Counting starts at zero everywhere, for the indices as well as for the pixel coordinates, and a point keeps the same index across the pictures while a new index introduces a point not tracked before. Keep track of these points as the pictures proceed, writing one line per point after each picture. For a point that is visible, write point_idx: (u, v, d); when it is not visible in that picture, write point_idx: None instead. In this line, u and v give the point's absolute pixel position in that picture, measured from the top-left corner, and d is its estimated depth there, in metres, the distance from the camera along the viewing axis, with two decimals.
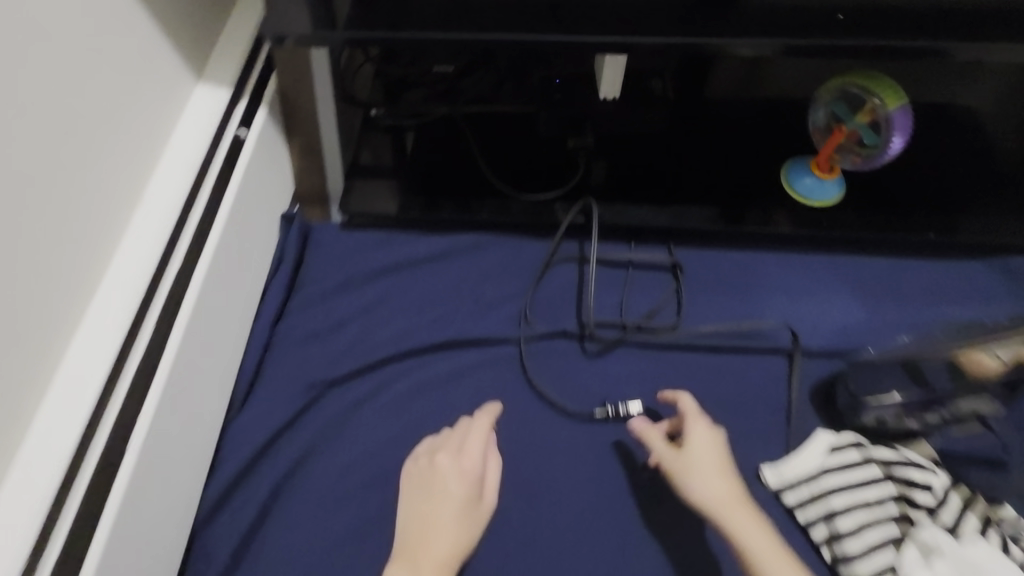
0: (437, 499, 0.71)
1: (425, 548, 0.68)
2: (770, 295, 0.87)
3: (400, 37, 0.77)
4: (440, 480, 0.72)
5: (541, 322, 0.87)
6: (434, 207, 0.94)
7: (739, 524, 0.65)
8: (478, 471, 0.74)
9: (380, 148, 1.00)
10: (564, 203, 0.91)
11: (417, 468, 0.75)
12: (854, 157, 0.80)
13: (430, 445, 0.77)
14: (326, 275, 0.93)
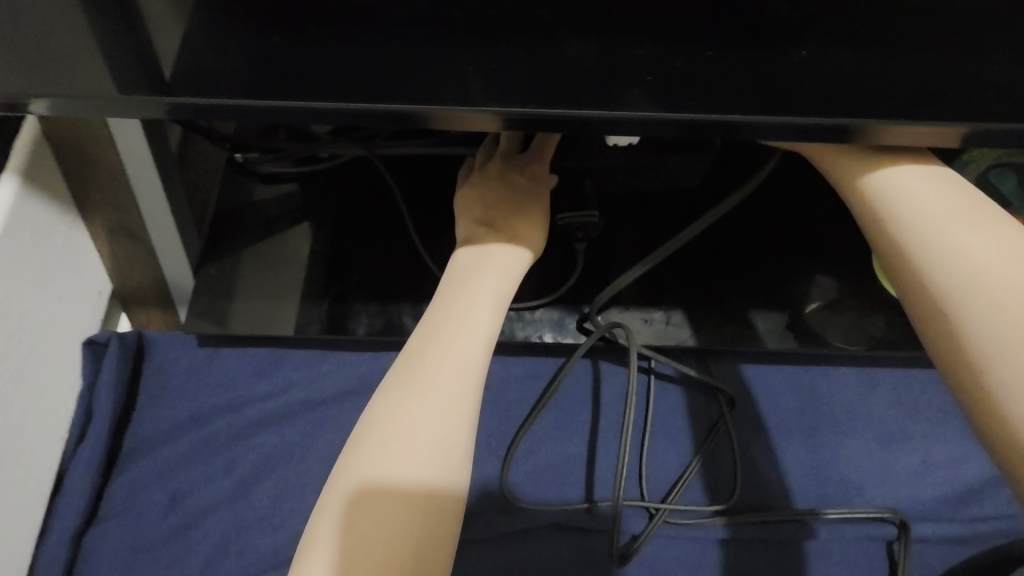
0: (538, 194, 0.50)
1: (434, 359, 0.40)
2: (845, 437, 0.61)
3: (245, 100, 0.35)
4: (504, 213, 0.48)
5: (533, 496, 0.57)
6: (345, 322, 0.58)
7: (939, 216, 0.39)
8: (531, 181, 0.51)
9: (254, 210, 0.63)
10: (563, 312, 0.59)
11: (481, 220, 0.48)
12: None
13: (474, 194, 0.50)
14: (176, 431, 0.59)
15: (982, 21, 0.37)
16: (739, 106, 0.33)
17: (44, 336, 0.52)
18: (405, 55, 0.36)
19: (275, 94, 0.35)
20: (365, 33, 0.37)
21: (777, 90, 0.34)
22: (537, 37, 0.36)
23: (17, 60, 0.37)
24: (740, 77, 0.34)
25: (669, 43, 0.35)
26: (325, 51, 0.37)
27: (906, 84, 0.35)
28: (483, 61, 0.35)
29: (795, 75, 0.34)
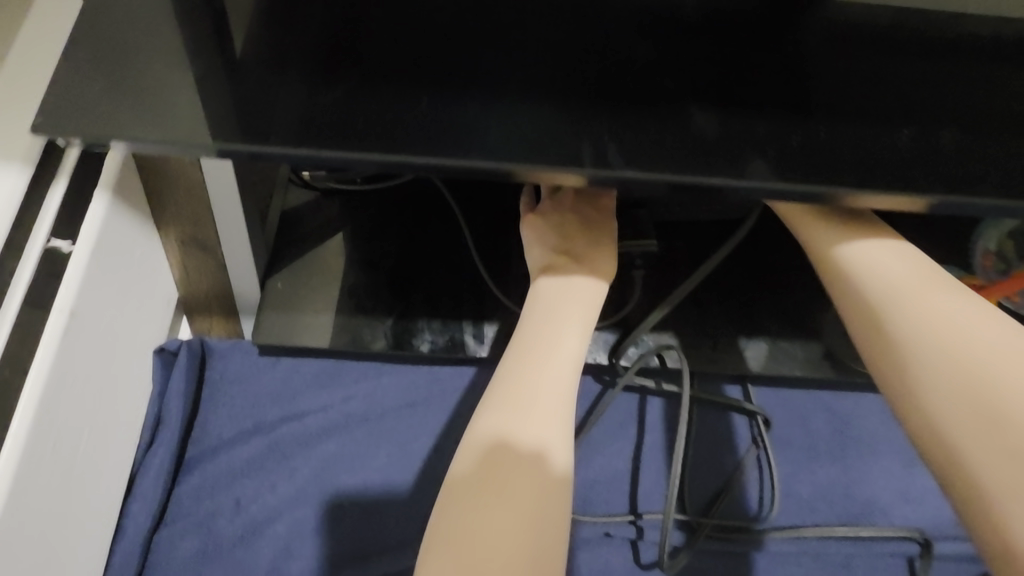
0: (610, 225, 0.54)
1: (531, 379, 0.43)
2: (870, 460, 0.65)
3: (367, 146, 0.37)
4: (580, 244, 0.52)
5: (580, 513, 0.60)
6: (400, 334, 0.61)
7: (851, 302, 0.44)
8: (600, 214, 0.54)
9: (311, 225, 0.65)
10: (613, 337, 0.63)
11: (560, 250, 0.51)
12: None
13: (547, 224, 0.53)
14: (238, 437, 0.60)
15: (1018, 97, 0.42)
16: (820, 178, 0.36)
17: (124, 346, 0.54)
18: (518, 115, 0.38)
19: (391, 146, 0.37)
20: (476, 91, 0.40)
21: (864, 167, 0.37)
22: (633, 105, 0.39)
23: (138, 84, 0.39)
24: (821, 151, 0.37)
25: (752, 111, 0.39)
26: (436, 103, 0.39)
27: (968, 155, 0.38)
28: (588, 122, 0.38)
29: (880, 154, 0.38)
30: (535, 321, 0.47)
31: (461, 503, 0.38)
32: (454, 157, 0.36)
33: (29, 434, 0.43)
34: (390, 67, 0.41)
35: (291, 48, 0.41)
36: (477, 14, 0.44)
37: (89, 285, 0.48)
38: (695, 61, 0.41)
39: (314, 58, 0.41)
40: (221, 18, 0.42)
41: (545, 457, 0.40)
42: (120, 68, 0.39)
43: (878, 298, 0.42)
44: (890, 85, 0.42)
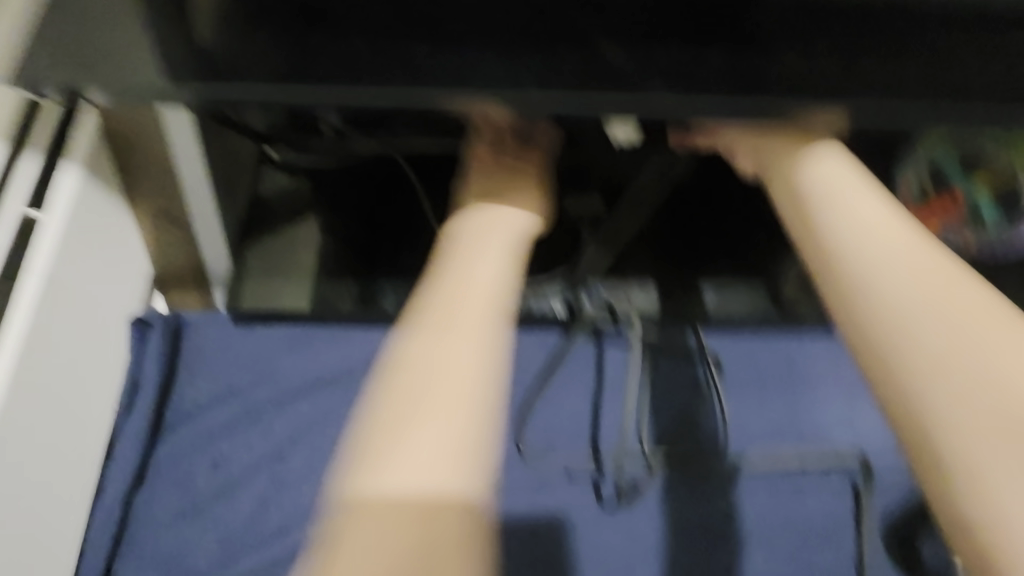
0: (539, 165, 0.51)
1: (426, 348, 0.33)
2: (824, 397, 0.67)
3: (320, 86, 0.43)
4: (509, 184, 0.47)
5: (543, 458, 0.63)
6: (373, 295, 0.68)
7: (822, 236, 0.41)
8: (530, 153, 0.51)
9: (285, 203, 0.70)
10: (571, 290, 0.69)
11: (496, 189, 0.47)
12: (964, 232, 0.62)
13: (483, 178, 0.48)
14: (214, 400, 0.63)
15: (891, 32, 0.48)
16: (702, 100, 0.44)
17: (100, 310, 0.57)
18: (453, 59, 0.44)
19: (342, 85, 0.43)
20: (415, 38, 0.44)
21: (757, 91, 0.45)
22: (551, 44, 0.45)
23: (111, 44, 0.44)
24: (709, 80, 0.45)
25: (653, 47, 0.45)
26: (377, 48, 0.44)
27: (832, 82, 0.46)
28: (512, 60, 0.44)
29: (771, 81, 0.45)
30: (448, 267, 0.37)
31: (341, 521, 0.29)
32: (398, 91, 0.43)
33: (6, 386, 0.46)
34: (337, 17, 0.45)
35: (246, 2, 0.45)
36: None
37: (63, 251, 0.51)
38: (614, 7, 0.46)
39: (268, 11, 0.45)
40: None
41: (446, 447, 0.30)
42: (96, 32, 0.45)
43: (911, 298, 0.35)
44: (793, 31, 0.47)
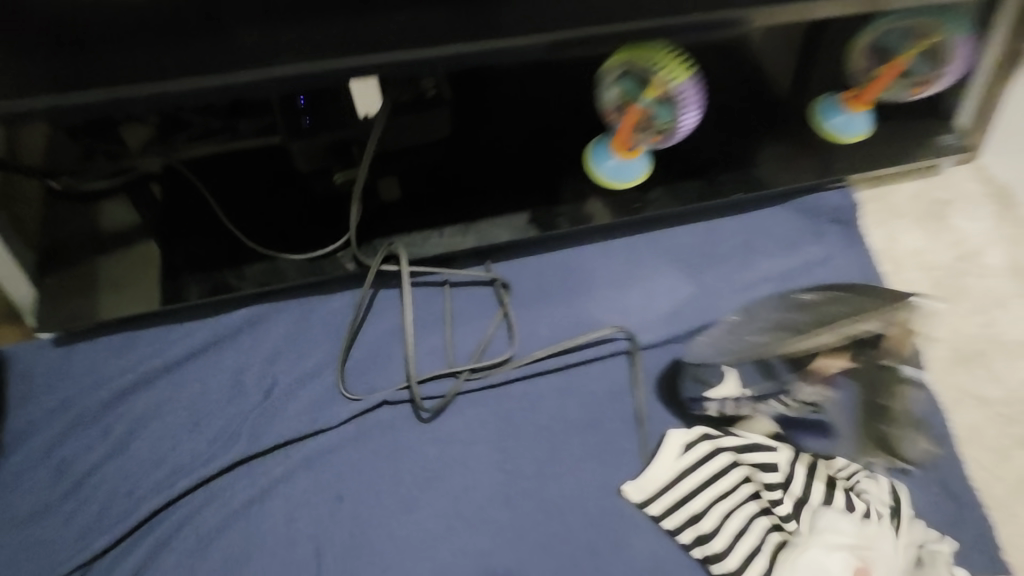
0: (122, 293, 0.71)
1: None
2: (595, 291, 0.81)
3: (59, 101, 0.56)
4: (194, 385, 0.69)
5: (363, 394, 0.73)
6: (178, 288, 0.73)
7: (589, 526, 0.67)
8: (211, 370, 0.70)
9: (83, 226, 0.76)
10: (359, 248, 0.76)
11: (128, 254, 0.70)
12: (653, 137, 0.75)
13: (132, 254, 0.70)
14: (51, 414, 0.68)
15: None
16: (355, 57, 0.60)
17: None
18: (159, 63, 0.58)
19: (75, 94, 0.57)
20: (120, 50, 0.57)
21: (394, 44, 0.61)
22: (226, 35, 0.59)
23: None
24: (353, 42, 0.60)
25: (313, 27, 0.60)
26: (93, 64, 0.57)
27: (459, 27, 0.62)
28: (202, 56, 0.58)
29: (404, 34, 0.61)
30: None
31: None
32: (118, 92, 0.57)
33: None
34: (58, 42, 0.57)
35: None
36: None
37: None
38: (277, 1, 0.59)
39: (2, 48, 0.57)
40: None
41: None
42: None
43: None
44: None
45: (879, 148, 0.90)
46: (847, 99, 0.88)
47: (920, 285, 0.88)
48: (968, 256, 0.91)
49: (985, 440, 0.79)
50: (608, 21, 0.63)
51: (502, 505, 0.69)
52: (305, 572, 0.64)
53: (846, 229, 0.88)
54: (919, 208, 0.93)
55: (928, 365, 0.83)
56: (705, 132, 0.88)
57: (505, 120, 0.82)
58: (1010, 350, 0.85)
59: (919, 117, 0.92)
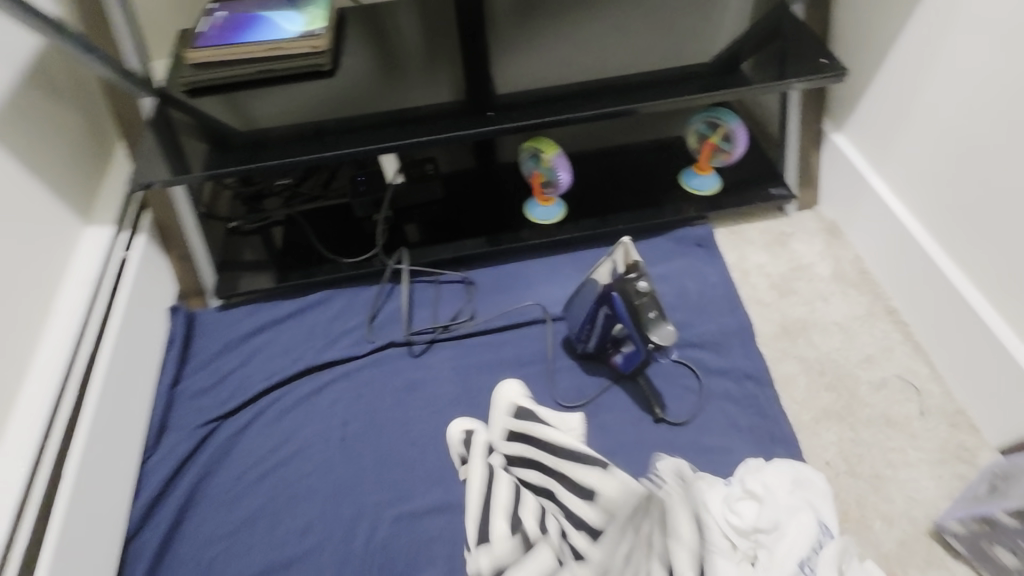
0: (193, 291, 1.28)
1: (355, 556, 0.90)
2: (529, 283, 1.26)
3: (245, 167, 1.18)
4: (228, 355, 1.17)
5: (379, 338, 1.20)
6: (287, 278, 1.29)
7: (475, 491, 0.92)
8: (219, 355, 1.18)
9: (242, 247, 1.35)
10: (386, 255, 1.29)
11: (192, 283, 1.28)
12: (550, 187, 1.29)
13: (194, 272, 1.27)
14: (211, 344, 1.22)
15: (464, 117, 1.27)
16: (386, 144, 1.21)
17: (154, 302, 1.21)
18: (293, 151, 1.21)
19: (252, 163, 1.18)
20: (277, 147, 1.21)
21: (404, 138, 1.22)
22: (326, 140, 1.22)
23: (155, 169, 1.17)
24: (386, 138, 1.22)
25: (367, 135, 1.23)
26: (264, 153, 1.20)
27: (440, 130, 1.24)
28: (313, 148, 1.21)
29: (410, 133, 1.23)
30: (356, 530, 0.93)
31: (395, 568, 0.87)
32: (273, 162, 1.19)
33: (119, 321, 1.09)
34: (250, 146, 1.22)
35: (213, 145, 1.22)
36: (277, 130, 1.25)
37: (139, 268, 1.18)
38: (353, 128, 1.25)
39: (226, 148, 1.22)
40: (181, 157, 1.20)
41: None
42: (156, 163, 1.19)
43: None
44: (428, 120, 1.26)
45: (728, 197, 1.34)
46: (698, 168, 1.36)
47: (761, 284, 1.26)
48: (801, 268, 1.28)
49: (795, 385, 1.12)
50: (513, 124, 1.24)
51: (455, 404, 1.11)
52: (335, 433, 1.08)
53: (707, 249, 1.29)
54: (767, 237, 1.34)
55: (761, 336, 1.19)
56: (607, 190, 1.37)
57: (477, 187, 1.39)
58: (824, 328, 1.19)
59: (758, 179, 1.36)
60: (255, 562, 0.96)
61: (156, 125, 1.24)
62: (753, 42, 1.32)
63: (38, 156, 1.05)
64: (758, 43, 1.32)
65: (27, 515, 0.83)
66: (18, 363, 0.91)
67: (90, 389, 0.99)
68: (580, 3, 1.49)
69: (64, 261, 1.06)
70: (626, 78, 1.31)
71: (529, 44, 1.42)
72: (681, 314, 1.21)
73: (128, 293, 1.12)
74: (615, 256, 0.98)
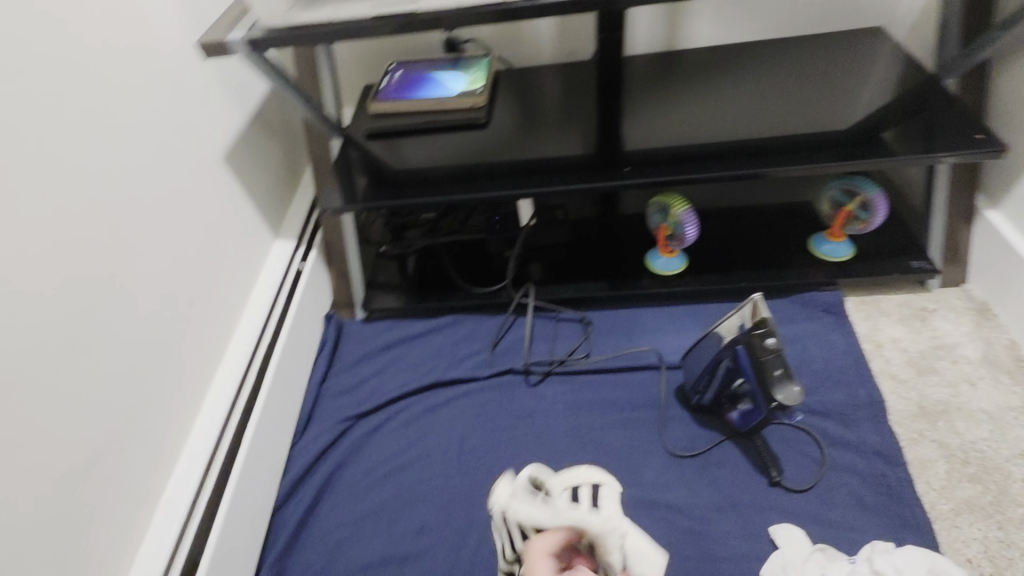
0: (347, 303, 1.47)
1: None
2: (646, 329, 1.31)
3: (399, 201, 1.36)
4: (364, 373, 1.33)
5: (498, 364, 1.30)
6: (423, 300, 1.44)
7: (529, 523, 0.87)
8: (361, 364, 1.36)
9: (387, 269, 1.54)
10: (512, 289, 1.41)
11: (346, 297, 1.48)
12: (675, 240, 1.34)
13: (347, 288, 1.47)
14: (355, 350, 1.39)
15: (596, 170, 1.37)
16: (524, 188, 1.34)
17: (317, 307, 1.41)
18: (443, 190, 1.37)
19: (407, 199, 1.36)
20: (430, 187, 1.39)
21: (542, 184, 1.35)
22: (471, 183, 1.38)
23: (331, 197, 1.39)
24: (525, 183, 1.36)
25: (508, 180, 1.37)
26: (419, 190, 1.38)
27: (573, 180, 1.35)
28: (459, 189, 1.37)
29: (547, 181, 1.36)
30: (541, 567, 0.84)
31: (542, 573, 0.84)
32: (424, 198, 1.36)
33: (293, 319, 1.28)
34: (406, 184, 1.40)
35: (376, 181, 1.42)
36: (431, 171, 1.43)
37: (309, 278, 1.39)
38: (496, 174, 1.39)
39: (386, 184, 1.41)
40: (351, 189, 1.41)
41: None
42: (335, 190, 1.41)
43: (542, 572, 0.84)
44: (560, 171, 1.38)
45: (862, 265, 1.31)
46: (829, 234, 1.34)
47: (896, 358, 1.20)
48: (943, 346, 1.21)
49: (931, 470, 1.05)
50: (643, 178, 1.32)
51: (565, 434, 1.17)
52: (453, 446, 1.18)
53: (835, 315, 1.26)
54: (905, 310, 1.28)
55: (894, 413, 1.13)
56: (731, 247, 1.39)
57: (601, 234, 1.48)
58: (969, 414, 1.11)
59: (896, 250, 1.32)
60: (374, 551, 1.06)
61: (336, 161, 1.47)
62: (896, 113, 1.32)
63: (252, 179, 1.31)
64: (902, 116, 1.31)
65: (214, 467, 1.00)
66: (218, 345, 1.12)
67: (268, 371, 1.18)
68: (716, 71, 1.56)
69: (258, 266, 1.28)
70: (760, 142, 1.35)
71: (663, 105, 1.51)
72: (805, 378, 1.18)
73: (300, 298, 1.32)
74: (742, 310, 1.00)
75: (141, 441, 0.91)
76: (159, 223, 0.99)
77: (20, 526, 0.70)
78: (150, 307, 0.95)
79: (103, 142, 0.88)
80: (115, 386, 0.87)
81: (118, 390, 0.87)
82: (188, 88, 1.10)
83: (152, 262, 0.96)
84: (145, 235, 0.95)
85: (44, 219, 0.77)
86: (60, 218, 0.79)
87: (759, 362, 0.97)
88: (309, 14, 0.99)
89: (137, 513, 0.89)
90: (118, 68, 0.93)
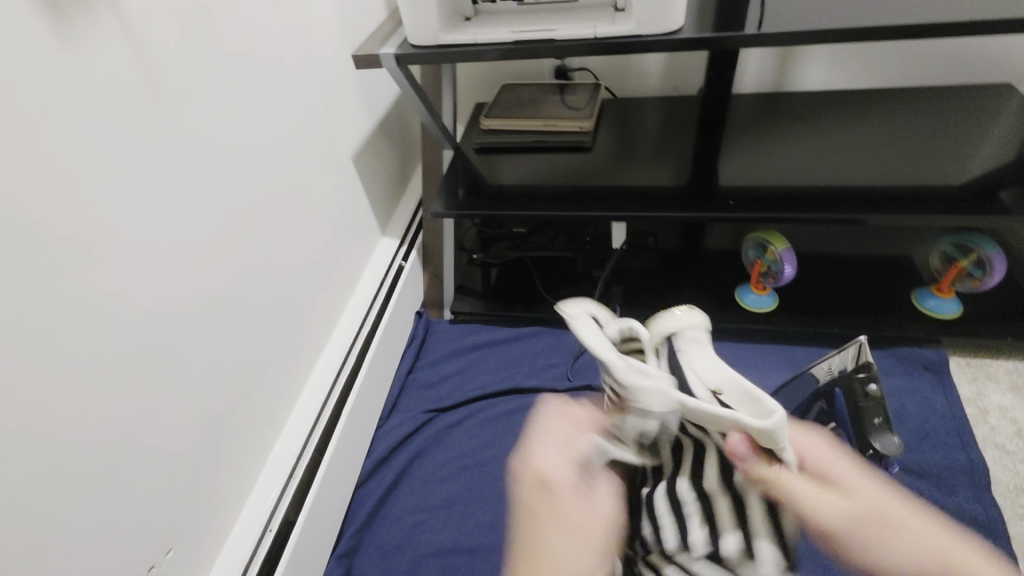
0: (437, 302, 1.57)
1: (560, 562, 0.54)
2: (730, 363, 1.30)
3: (494, 211, 1.44)
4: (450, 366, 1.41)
5: (577, 378, 1.34)
6: (508, 309, 1.51)
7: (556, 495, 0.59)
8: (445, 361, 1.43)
9: (475, 276, 1.62)
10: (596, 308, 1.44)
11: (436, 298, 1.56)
12: (770, 277, 1.33)
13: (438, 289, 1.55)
14: (440, 348, 1.47)
15: (692, 200, 1.39)
16: (620, 211, 1.38)
17: (410, 303, 1.50)
18: (539, 205, 1.43)
19: (505, 210, 1.43)
20: (528, 201, 1.46)
21: (639, 209, 1.38)
22: (568, 201, 1.43)
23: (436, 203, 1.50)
24: (621, 206, 1.40)
25: (605, 202, 1.41)
26: (518, 203, 1.46)
27: (668, 207, 1.38)
28: (555, 206, 1.43)
29: (644, 206, 1.39)
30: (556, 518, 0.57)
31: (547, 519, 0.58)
32: (520, 211, 1.42)
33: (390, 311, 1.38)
34: (506, 196, 1.47)
35: (475, 191, 1.50)
36: (530, 187, 1.50)
37: (407, 275, 1.49)
38: (593, 196, 1.44)
39: (485, 195, 1.49)
40: (451, 196, 1.50)
41: None
42: (440, 197, 1.51)
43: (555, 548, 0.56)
44: (654, 197, 1.41)
45: (970, 326, 1.25)
46: (936, 289, 1.29)
47: (1003, 428, 1.14)
48: None
49: None
50: (740, 213, 1.33)
51: None
52: None
53: (937, 375, 1.21)
54: (1016, 379, 1.21)
55: (998, 484, 1.06)
56: (827, 292, 1.36)
57: (689, 265, 1.49)
58: None
59: (1009, 314, 1.26)
60: (445, 539, 1.11)
61: (444, 170, 1.58)
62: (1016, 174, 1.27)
63: (371, 179, 1.42)
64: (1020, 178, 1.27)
65: (315, 436, 1.08)
66: (328, 323, 1.21)
67: (366, 356, 1.27)
68: (820, 114, 1.55)
69: (366, 258, 1.39)
70: (868, 187, 1.32)
71: (766, 143, 1.52)
72: (899, 434, 1.13)
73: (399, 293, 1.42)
74: (844, 352, 0.98)
75: (262, 400, 1.00)
76: (300, 207, 1.10)
77: (170, 457, 0.79)
78: (284, 281, 1.05)
79: (269, 131, 0.99)
80: (251, 346, 0.96)
81: (253, 351, 0.97)
82: (335, 91, 1.22)
83: (291, 242, 1.07)
84: (289, 216, 1.06)
85: (223, 193, 0.88)
86: (233, 193, 0.90)
87: (858, 407, 0.96)
88: (454, 36, 1.09)
89: (251, 465, 0.97)
90: (287, 70, 1.05)
